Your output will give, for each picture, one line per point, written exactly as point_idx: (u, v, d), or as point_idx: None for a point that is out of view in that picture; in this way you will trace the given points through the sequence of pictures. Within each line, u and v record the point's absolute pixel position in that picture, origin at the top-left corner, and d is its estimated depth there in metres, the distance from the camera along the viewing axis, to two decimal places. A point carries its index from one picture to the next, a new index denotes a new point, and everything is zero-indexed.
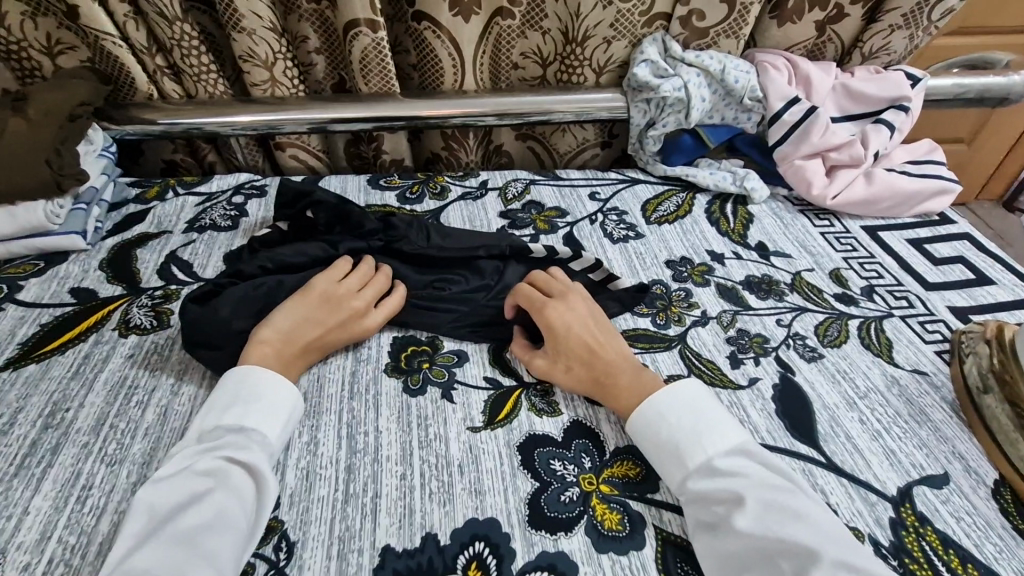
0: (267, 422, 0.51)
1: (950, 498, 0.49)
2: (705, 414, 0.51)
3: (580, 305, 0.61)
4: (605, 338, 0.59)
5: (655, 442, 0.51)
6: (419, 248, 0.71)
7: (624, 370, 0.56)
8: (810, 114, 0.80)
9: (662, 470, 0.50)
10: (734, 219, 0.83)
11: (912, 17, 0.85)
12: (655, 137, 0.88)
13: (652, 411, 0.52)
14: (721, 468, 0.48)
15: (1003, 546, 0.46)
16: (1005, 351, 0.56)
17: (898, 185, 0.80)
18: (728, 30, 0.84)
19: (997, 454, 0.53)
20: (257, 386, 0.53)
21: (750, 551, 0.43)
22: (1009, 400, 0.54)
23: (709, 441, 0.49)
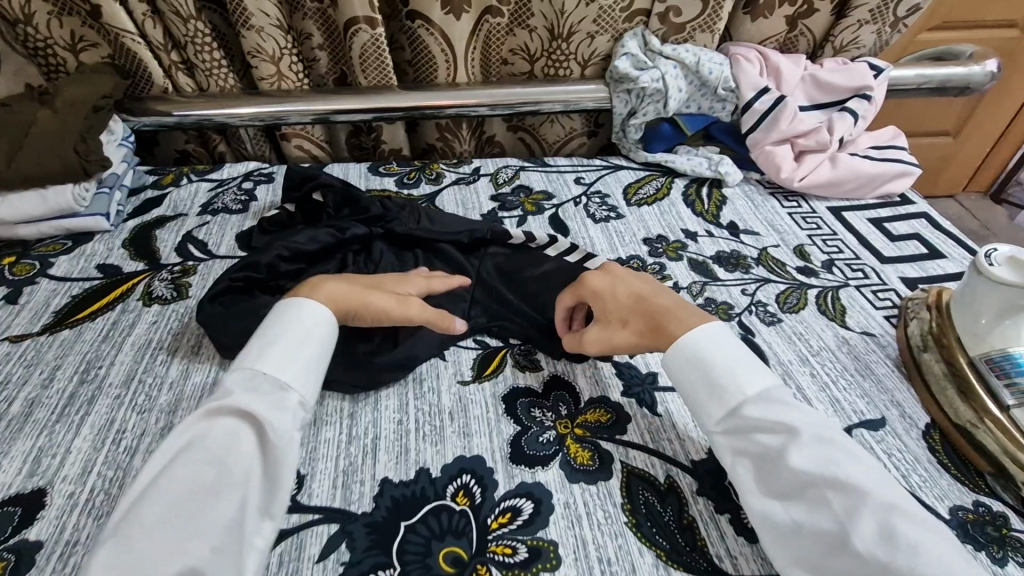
0: (279, 361, 0.52)
1: (884, 438, 0.55)
2: (752, 353, 0.54)
3: (621, 269, 0.64)
4: (655, 290, 0.62)
5: (699, 376, 0.53)
6: (414, 227, 0.78)
7: (680, 311, 0.57)
8: (779, 103, 0.87)
9: (710, 407, 0.52)
10: (709, 200, 0.89)
11: (878, 12, 0.91)
12: (637, 125, 0.95)
13: (698, 346, 0.54)
14: (773, 402, 0.50)
15: (927, 477, 0.52)
16: (943, 313, 0.62)
17: (861, 169, 0.86)
18: (704, 25, 0.90)
19: (931, 402, 0.58)
20: (268, 328, 0.54)
21: (800, 485, 0.45)
22: (943, 353, 0.60)
23: (756, 379, 0.52)
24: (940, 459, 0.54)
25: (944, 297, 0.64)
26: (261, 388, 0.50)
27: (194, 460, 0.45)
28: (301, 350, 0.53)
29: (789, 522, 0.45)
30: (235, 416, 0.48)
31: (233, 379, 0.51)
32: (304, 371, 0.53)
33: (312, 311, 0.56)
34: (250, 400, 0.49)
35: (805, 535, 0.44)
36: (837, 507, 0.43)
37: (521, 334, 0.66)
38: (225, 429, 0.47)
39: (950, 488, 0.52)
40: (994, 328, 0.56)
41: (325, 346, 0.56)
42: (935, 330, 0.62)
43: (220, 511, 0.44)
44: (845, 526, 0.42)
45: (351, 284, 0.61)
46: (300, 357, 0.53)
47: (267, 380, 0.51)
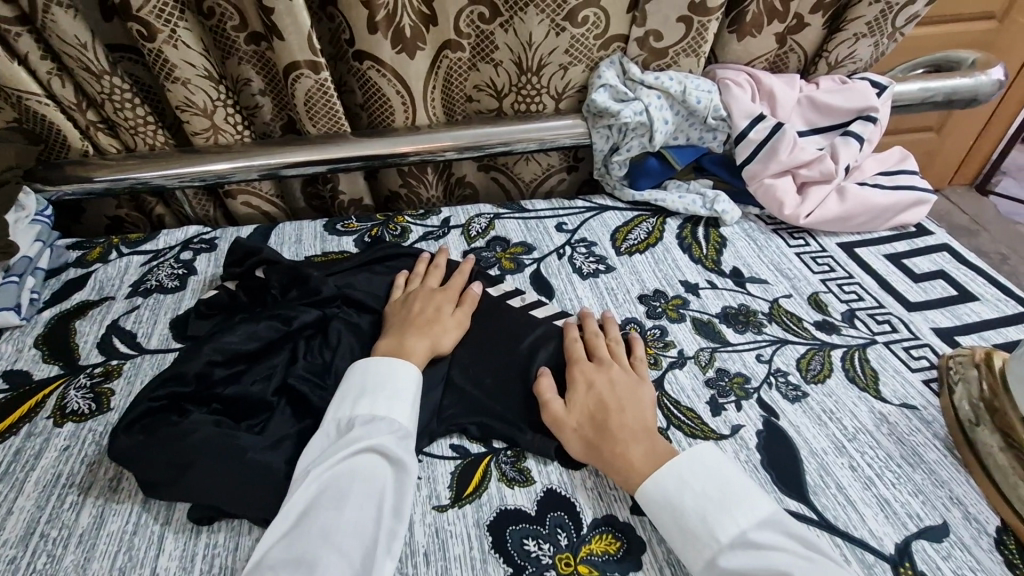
0: (398, 409, 0.54)
1: (951, 552, 0.46)
2: (722, 481, 0.48)
3: (614, 370, 0.58)
4: (628, 405, 0.55)
5: (669, 520, 0.47)
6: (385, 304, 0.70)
7: (636, 441, 0.51)
8: (776, 131, 0.78)
9: (684, 555, 0.46)
10: (707, 243, 0.80)
11: (876, 23, 0.82)
12: (620, 162, 0.85)
13: (668, 489, 0.48)
14: (752, 544, 0.45)
15: None
16: (996, 377, 0.53)
17: (872, 200, 0.78)
18: (688, 48, 0.81)
19: (997, 497, 0.49)
20: (381, 381, 0.56)
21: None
22: (1005, 436, 0.50)
23: (728, 519, 0.46)
24: None
25: (997, 361, 0.55)
26: (389, 428, 0.53)
27: (336, 490, 0.48)
28: (415, 402, 0.56)
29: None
30: (369, 453, 0.51)
31: (362, 423, 0.53)
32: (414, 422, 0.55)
33: (400, 367, 0.57)
34: (388, 440, 0.52)
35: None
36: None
37: (506, 435, 0.56)
38: (362, 464, 0.50)
39: None
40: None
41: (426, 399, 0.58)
42: (989, 401, 0.53)
43: (363, 542, 0.46)
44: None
45: (422, 335, 0.62)
46: (410, 409, 0.55)
47: (394, 424, 0.53)
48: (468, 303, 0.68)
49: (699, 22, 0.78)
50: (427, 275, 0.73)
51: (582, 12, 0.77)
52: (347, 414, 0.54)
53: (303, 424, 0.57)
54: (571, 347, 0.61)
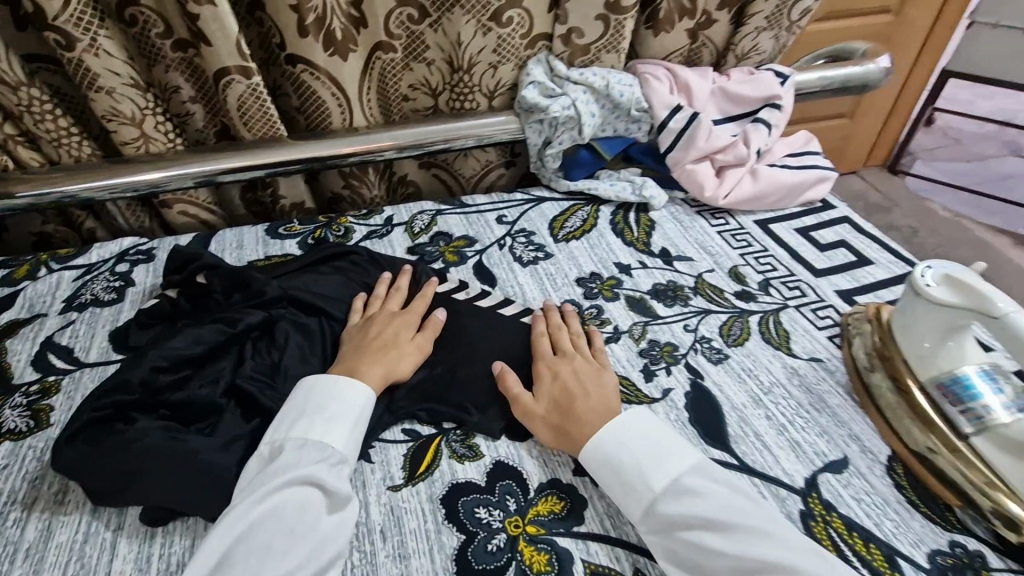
0: (335, 433, 0.53)
1: (851, 481, 0.52)
2: (656, 439, 0.52)
3: (577, 360, 0.61)
4: (589, 387, 0.58)
5: (612, 478, 0.51)
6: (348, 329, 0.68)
7: (595, 416, 0.55)
8: (693, 120, 0.84)
9: (623, 507, 0.50)
10: (638, 227, 0.85)
11: (773, 18, 0.90)
12: (553, 155, 0.89)
13: (612, 450, 0.52)
14: (683, 492, 0.49)
15: (900, 521, 0.49)
16: (884, 328, 0.61)
17: (781, 179, 0.85)
18: (609, 45, 0.86)
19: (887, 429, 0.56)
20: (319, 404, 0.55)
21: (727, 574, 0.44)
22: (893, 379, 0.57)
23: (660, 472, 0.50)
24: (908, 496, 0.51)
25: (882, 313, 0.63)
26: (325, 454, 0.52)
27: (267, 524, 0.46)
28: (353, 428, 0.54)
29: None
30: (303, 483, 0.49)
31: (294, 450, 0.52)
32: (353, 446, 0.54)
33: (344, 391, 0.56)
34: (323, 469, 0.50)
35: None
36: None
37: (455, 416, 0.59)
38: (296, 495, 0.48)
39: (924, 531, 0.49)
40: (940, 349, 0.55)
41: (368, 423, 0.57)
42: (880, 349, 0.59)
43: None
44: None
45: (376, 361, 0.60)
46: (350, 434, 0.54)
47: (328, 452, 0.52)
48: (431, 329, 0.66)
49: (616, 20, 0.83)
50: (395, 295, 0.72)
51: (506, 12, 0.80)
52: (281, 438, 0.53)
53: (254, 423, 0.58)
54: (538, 342, 0.64)
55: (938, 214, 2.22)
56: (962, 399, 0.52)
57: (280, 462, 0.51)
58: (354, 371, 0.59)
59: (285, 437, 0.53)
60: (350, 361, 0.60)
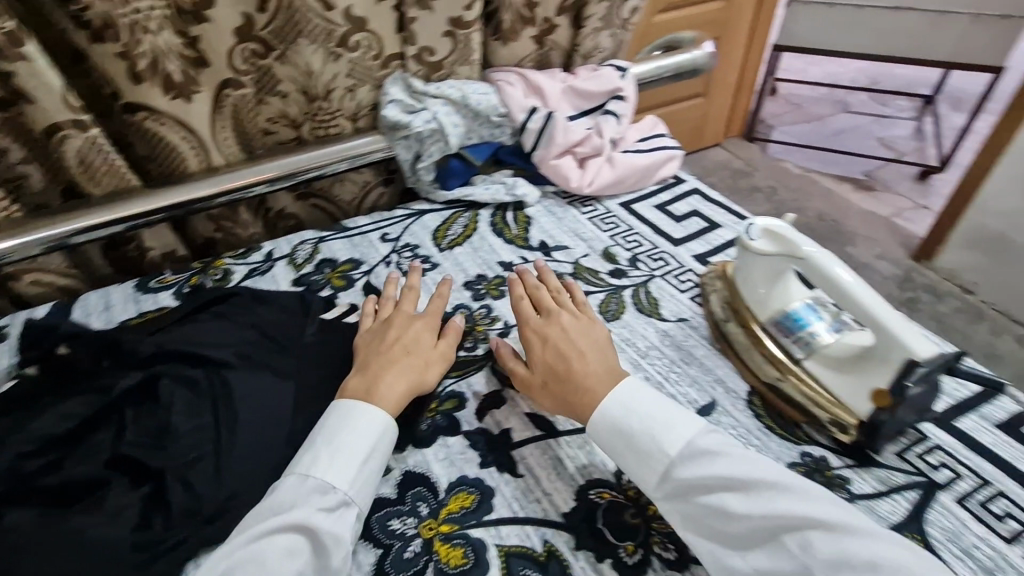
0: (342, 471, 0.51)
1: (719, 420, 0.59)
2: (665, 403, 0.54)
3: (563, 320, 0.64)
4: (589, 355, 0.60)
5: (622, 444, 0.53)
6: (361, 334, 0.68)
7: (594, 379, 0.57)
8: (548, 118, 0.90)
9: (637, 476, 0.52)
10: (515, 225, 0.90)
11: (606, 19, 0.99)
12: (426, 167, 0.92)
13: (614, 413, 0.54)
14: (699, 453, 0.50)
15: (761, 445, 0.57)
16: (730, 282, 0.69)
17: (635, 162, 0.93)
18: (460, 59, 0.90)
19: (743, 367, 0.64)
20: (331, 436, 0.53)
21: (749, 533, 0.45)
22: (742, 325, 0.65)
23: (675, 437, 0.51)
24: (765, 422, 0.59)
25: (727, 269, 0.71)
26: (326, 496, 0.50)
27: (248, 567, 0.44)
28: (362, 465, 0.53)
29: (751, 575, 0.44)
30: (295, 528, 0.47)
31: (298, 488, 0.50)
32: (359, 488, 0.52)
33: (363, 418, 0.55)
34: (320, 516, 0.48)
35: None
36: (794, 549, 0.43)
37: None
38: (286, 541, 0.46)
39: (780, 448, 0.57)
40: (771, 294, 0.63)
41: (384, 456, 0.55)
42: (732, 302, 0.67)
43: None
44: (804, 563, 0.43)
45: (401, 373, 0.60)
46: (359, 471, 0.52)
47: (331, 493, 0.50)
48: (452, 333, 0.68)
49: (462, 35, 0.87)
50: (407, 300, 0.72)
51: (352, 36, 0.82)
52: (292, 471, 0.52)
53: (146, 487, 0.56)
54: (528, 319, 0.65)
55: (791, 172, 2.50)
56: (790, 332, 0.61)
57: (281, 498, 0.49)
58: (379, 384, 0.58)
59: (297, 468, 0.52)
60: (374, 371, 0.60)
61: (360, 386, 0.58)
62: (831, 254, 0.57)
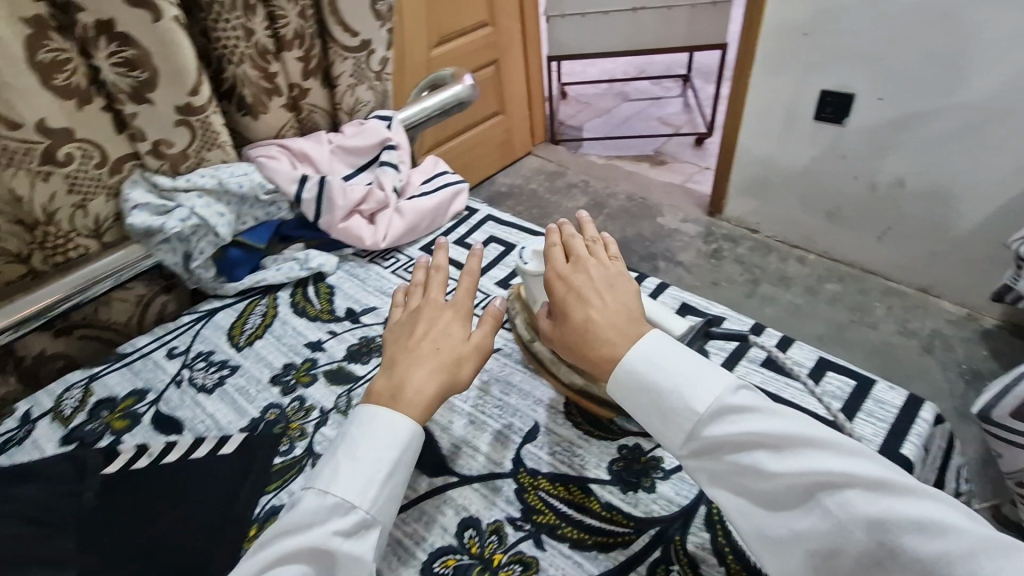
0: (365, 490, 0.49)
1: (544, 441, 0.61)
2: (689, 358, 0.51)
3: (589, 270, 0.60)
4: (609, 307, 0.56)
5: (644, 399, 0.51)
6: (391, 327, 0.62)
7: (617, 332, 0.54)
8: (322, 184, 0.87)
9: (665, 437, 0.50)
10: (318, 298, 0.86)
11: (358, 73, 0.98)
12: (202, 266, 0.84)
13: (639, 367, 0.51)
14: (733, 410, 0.47)
15: (585, 453, 0.60)
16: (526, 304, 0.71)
17: (423, 205, 0.94)
18: (205, 143, 0.83)
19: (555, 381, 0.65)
20: (357, 444, 0.51)
21: (786, 490, 0.44)
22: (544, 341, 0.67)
23: (707, 393, 0.49)
24: (583, 428, 0.62)
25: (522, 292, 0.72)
26: (349, 517, 0.48)
27: None
28: (385, 480, 0.50)
29: (789, 534, 0.44)
30: (312, 557, 0.46)
31: (318, 508, 0.48)
32: (383, 503, 0.50)
33: (391, 429, 0.51)
34: (338, 542, 0.47)
35: (809, 543, 0.43)
36: (831, 507, 0.42)
37: None
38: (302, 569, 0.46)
39: (599, 450, 0.60)
40: None
41: (412, 464, 0.53)
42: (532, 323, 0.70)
43: None
44: (840, 521, 0.42)
45: (429, 371, 0.55)
46: (383, 488, 0.50)
47: (349, 513, 0.49)
48: (490, 323, 0.60)
49: (199, 120, 0.81)
50: (434, 281, 0.66)
51: (60, 150, 0.72)
52: (321, 483, 0.50)
53: None
54: (557, 273, 0.60)
55: (597, 163, 2.73)
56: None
57: (300, 514, 0.48)
58: (405, 392, 0.54)
59: (326, 477, 0.50)
60: (402, 373, 0.55)
61: (386, 387, 0.55)
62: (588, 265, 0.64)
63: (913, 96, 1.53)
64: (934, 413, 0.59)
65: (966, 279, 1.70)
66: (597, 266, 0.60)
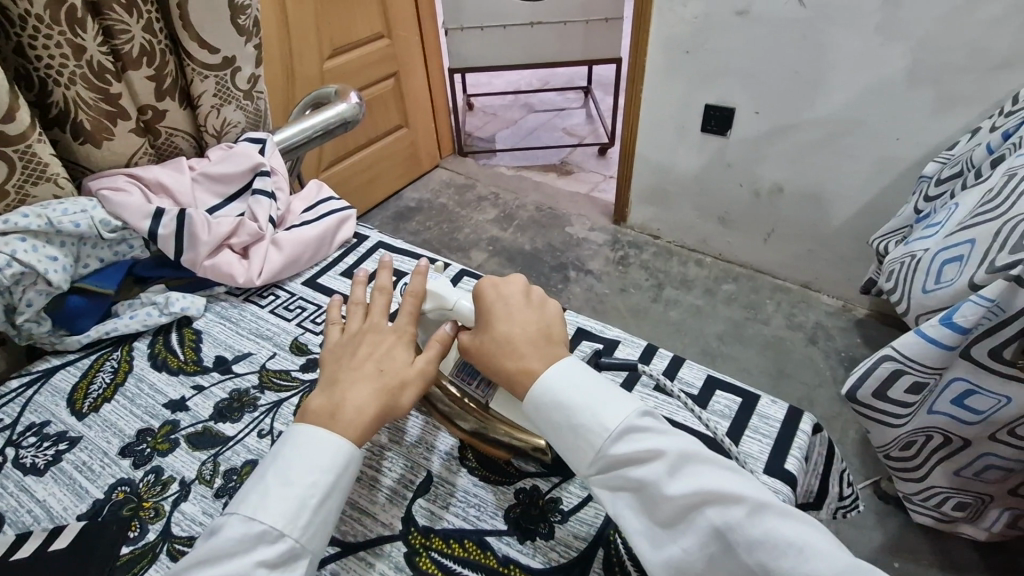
0: (296, 514, 0.46)
1: (438, 493, 0.57)
2: (604, 382, 0.50)
3: (515, 291, 0.57)
4: (533, 329, 0.54)
5: (556, 416, 0.49)
6: (331, 344, 0.58)
7: (537, 353, 0.52)
8: (181, 218, 0.77)
9: (571, 455, 0.48)
10: (182, 347, 0.76)
11: (223, 93, 0.89)
12: (30, 320, 0.71)
13: (556, 385, 0.49)
14: (640, 430, 0.46)
15: (480, 502, 0.56)
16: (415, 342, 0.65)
17: (304, 236, 0.87)
18: (29, 177, 0.71)
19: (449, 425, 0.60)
20: (289, 466, 0.48)
21: (680, 509, 0.43)
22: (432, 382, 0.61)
23: (614, 411, 0.47)
24: (479, 474, 0.58)
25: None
26: (276, 542, 0.45)
27: None
28: (319, 507, 0.47)
29: (677, 552, 0.43)
30: None
31: (243, 532, 0.45)
32: (314, 529, 0.47)
33: (329, 453, 0.48)
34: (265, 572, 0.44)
35: (694, 561, 0.43)
36: (719, 527, 0.42)
37: None
38: None
39: (496, 497, 0.56)
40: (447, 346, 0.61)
41: (346, 489, 0.50)
42: None
43: None
44: (722, 536, 0.41)
45: (369, 394, 0.52)
46: (316, 513, 0.47)
47: (278, 543, 0.45)
48: (437, 347, 0.56)
49: (18, 151, 0.69)
50: (382, 298, 0.61)
51: None
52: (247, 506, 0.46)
53: None
54: (480, 288, 0.57)
55: (505, 174, 2.74)
56: (474, 376, 0.59)
57: (222, 543, 0.44)
58: (344, 415, 0.50)
59: (254, 497, 0.47)
60: (342, 394, 0.51)
61: (323, 406, 0.51)
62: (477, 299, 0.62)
63: (784, 110, 1.66)
64: (812, 423, 0.62)
65: (840, 274, 1.87)
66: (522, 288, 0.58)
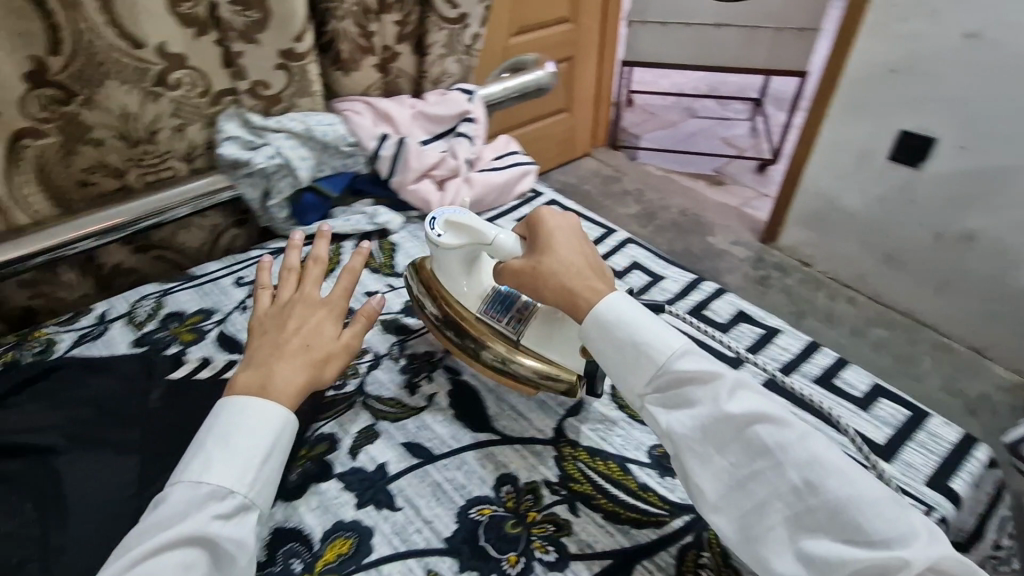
0: (242, 473, 0.49)
1: (587, 416, 0.63)
2: (653, 316, 0.54)
3: (565, 225, 0.61)
4: (585, 261, 0.59)
5: (619, 335, 0.53)
6: (260, 317, 0.63)
7: (595, 280, 0.57)
8: (399, 145, 0.91)
9: (628, 374, 0.53)
10: (381, 253, 0.88)
11: (449, 44, 1.02)
12: (277, 205, 0.88)
13: (614, 313, 0.54)
14: (687, 362, 0.50)
15: (625, 435, 0.61)
16: (429, 271, 0.69)
17: (492, 180, 0.96)
18: (299, 90, 0.88)
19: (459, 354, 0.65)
20: (228, 433, 0.50)
21: (731, 426, 0.48)
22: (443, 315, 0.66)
23: (677, 337, 0.52)
24: (627, 411, 0.63)
25: (428, 265, 0.69)
26: (222, 505, 0.47)
27: None
28: (262, 464, 0.50)
29: (728, 466, 0.47)
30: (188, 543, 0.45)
31: (190, 497, 0.47)
32: (261, 486, 0.50)
33: (263, 418, 0.52)
34: (215, 526, 0.46)
35: (744, 476, 0.47)
36: (770, 444, 0.46)
37: None
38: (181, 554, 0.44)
39: (640, 435, 0.61)
40: (471, 284, 0.66)
41: (286, 450, 0.53)
42: (432, 294, 0.67)
43: None
44: (771, 453, 0.46)
45: (296, 367, 0.56)
46: (257, 471, 0.50)
47: (227, 498, 0.48)
48: (364, 321, 0.64)
49: (298, 67, 0.85)
50: (307, 278, 0.66)
51: (172, 75, 0.77)
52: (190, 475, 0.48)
53: None
54: (538, 217, 0.61)
55: (654, 174, 2.71)
56: (501, 313, 0.64)
57: (173, 507, 0.46)
58: (271, 383, 0.54)
59: (197, 469, 0.49)
60: (264, 365, 0.56)
61: (251, 382, 0.55)
62: (514, 234, 0.63)
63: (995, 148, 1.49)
64: (989, 455, 0.58)
65: None
66: (569, 222, 0.62)
